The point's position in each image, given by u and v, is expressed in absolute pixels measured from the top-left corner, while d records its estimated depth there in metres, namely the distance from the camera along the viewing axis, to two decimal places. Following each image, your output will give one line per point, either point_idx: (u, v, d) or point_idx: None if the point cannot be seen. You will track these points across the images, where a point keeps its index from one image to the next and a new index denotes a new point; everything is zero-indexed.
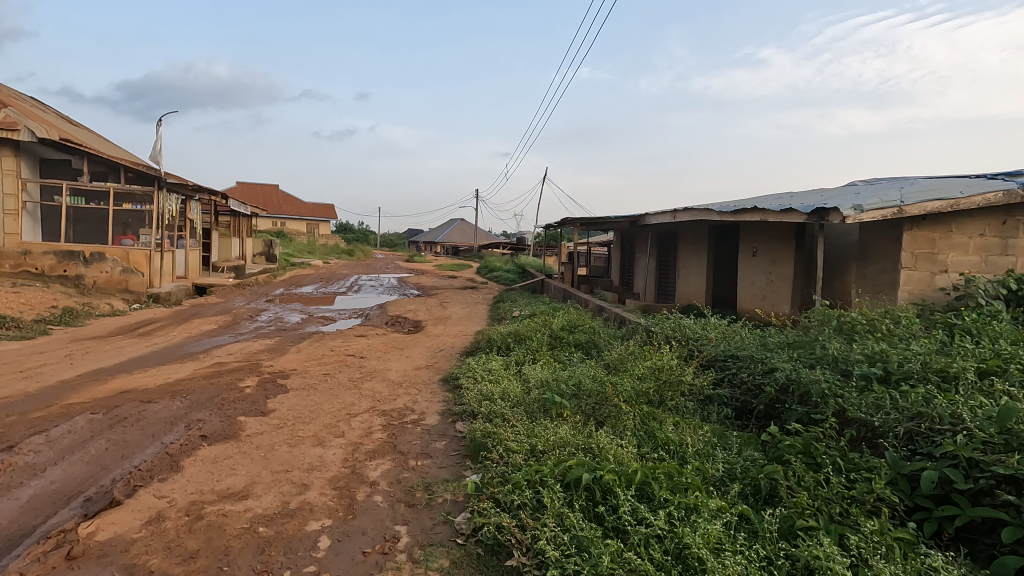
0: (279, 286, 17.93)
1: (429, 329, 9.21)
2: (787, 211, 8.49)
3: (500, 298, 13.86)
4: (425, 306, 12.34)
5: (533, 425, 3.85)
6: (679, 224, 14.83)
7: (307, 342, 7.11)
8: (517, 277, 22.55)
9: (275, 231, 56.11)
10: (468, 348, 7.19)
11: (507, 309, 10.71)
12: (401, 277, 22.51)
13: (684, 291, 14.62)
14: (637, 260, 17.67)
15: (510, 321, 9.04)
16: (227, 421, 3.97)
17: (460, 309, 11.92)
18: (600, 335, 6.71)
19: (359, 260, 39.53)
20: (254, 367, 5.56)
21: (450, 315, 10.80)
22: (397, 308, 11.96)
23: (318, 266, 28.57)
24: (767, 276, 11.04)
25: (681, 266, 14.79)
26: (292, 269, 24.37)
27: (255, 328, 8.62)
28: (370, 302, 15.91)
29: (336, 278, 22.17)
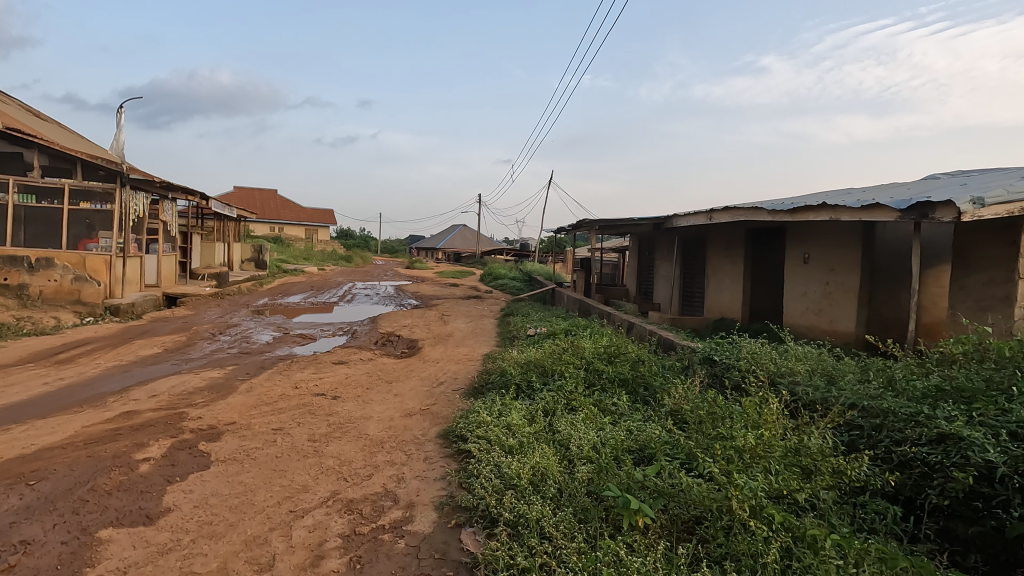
0: (264, 296, 16.32)
1: (427, 351, 7.56)
2: (870, 207, 6.88)
3: (509, 310, 12.21)
4: (423, 320, 10.69)
5: (598, 555, 2.25)
6: (709, 228, 13.27)
7: (266, 374, 5.48)
8: (523, 286, 20.88)
9: (272, 237, 54.59)
10: (477, 381, 5.60)
11: (520, 325, 9.07)
12: (399, 285, 20.87)
13: (715, 302, 13.02)
14: (657, 268, 16.07)
15: (528, 343, 7.43)
16: (72, 547, 2.34)
17: (463, 325, 10.26)
18: (651, 368, 5.13)
19: (356, 267, 37.98)
20: (176, 420, 3.93)
21: (451, 333, 9.12)
22: (389, 323, 10.31)
23: (312, 273, 26.95)
24: (823, 286, 9.47)
25: (711, 275, 13.19)
26: (282, 276, 22.75)
27: (211, 351, 6.99)
28: (363, 314, 14.25)
29: (328, 286, 20.57)
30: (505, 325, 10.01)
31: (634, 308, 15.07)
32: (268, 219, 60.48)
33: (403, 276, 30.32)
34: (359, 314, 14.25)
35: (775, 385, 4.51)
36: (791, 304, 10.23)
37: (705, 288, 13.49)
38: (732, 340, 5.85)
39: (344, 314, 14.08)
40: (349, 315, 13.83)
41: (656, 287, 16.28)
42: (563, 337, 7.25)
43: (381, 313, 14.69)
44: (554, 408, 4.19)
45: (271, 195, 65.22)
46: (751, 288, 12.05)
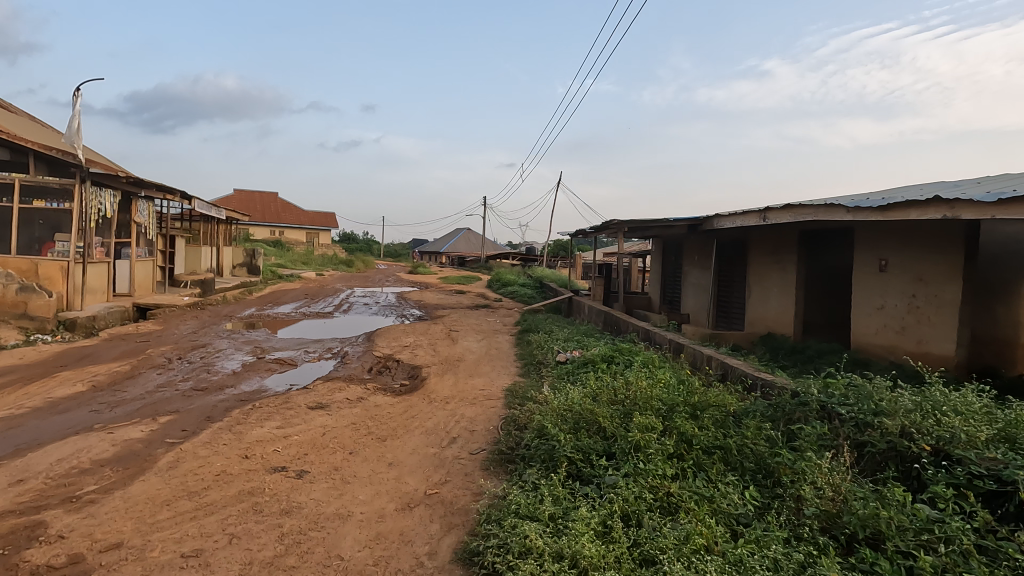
0: (251, 307, 14.85)
1: (432, 385, 5.98)
2: (1011, 203, 5.33)
3: (526, 324, 10.65)
4: (427, 337, 9.11)
5: None
6: (752, 230, 11.73)
7: (208, 431, 3.92)
8: (536, 294, 19.29)
9: (272, 241, 53.23)
10: (504, 439, 4.07)
11: (546, 347, 7.52)
12: (401, 293, 19.30)
13: (759, 315, 11.45)
14: (687, 275, 14.52)
15: (563, 375, 5.89)
16: None
17: (474, 344, 8.65)
18: (756, 427, 3.62)
19: (357, 272, 36.48)
20: (23, 541, 2.40)
21: (462, 357, 7.52)
22: (388, 342, 8.73)
23: (310, 279, 25.45)
24: (908, 299, 7.91)
25: (756, 283, 11.61)
26: (276, 282, 21.25)
27: (156, 386, 5.45)
28: (360, 328, 12.67)
29: (325, 293, 19.06)
30: (526, 344, 8.45)
31: (663, 320, 13.49)
32: (268, 222, 59.11)
33: (406, 282, 28.78)
34: (355, 327, 12.68)
35: (961, 467, 3.01)
36: (863, 319, 8.64)
37: (746, 298, 11.92)
38: (849, 379, 4.33)
39: (338, 328, 12.51)
40: (344, 328, 12.27)
41: (686, 296, 14.72)
42: (608, 369, 5.71)
43: (380, 326, 13.11)
44: (638, 510, 2.69)
45: (272, 197, 63.89)
46: (804, 298, 10.48)
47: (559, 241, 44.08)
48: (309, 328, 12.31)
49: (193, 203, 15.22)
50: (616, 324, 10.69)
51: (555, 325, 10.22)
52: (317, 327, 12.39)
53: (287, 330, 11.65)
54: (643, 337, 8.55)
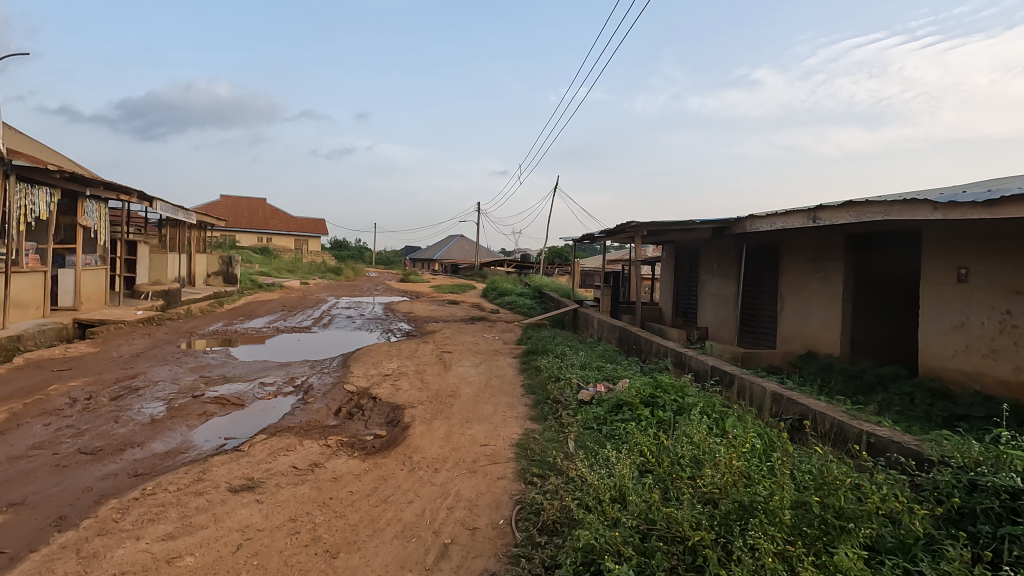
0: (219, 321, 13.33)
1: (415, 439, 4.43)
2: None
3: (530, 344, 9.13)
4: (413, 363, 7.55)
5: None
6: (785, 234, 10.33)
7: (42, 554, 2.42)
8: (536, 306, 17.75)
9: (258, 248, 51.48)
10: (526, 558, 2.59)
11: (563, 378, 6.01)
12: (389, 304, 17.69)
13: (797, 331, 10.02)
14: (708, 285, 13.07)
15: (594, 427, 4.41)
16: None
17: (471, 372, 7.09)
18: (952, 554, 2.14)
19: (346, 280, 34.89)
20: None
21: (455, 392, 5.97)
22: (365, 368, 7.16)
23: (292, 288, 23.76)
24: (1000, 317, 6.48)
25: (792, 294, 10.20)
26: (253, 292, 19.65)
27: (28, 449, 3.90)
28: (340, 347, 11.09)
29: (306, 304, 17.50)
30: (535, 372, 6.94)
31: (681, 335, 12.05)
32: (255, 229, 57.35)
33: (396, 291, 27.18)
34: (334, 347, 11.09)
35: None
36: (935, 338, 7.24)
37: (780, 312, 10.50)
38: None
39: (313, 347, 10.90)
40: (320, 348, 10.69)
41: (705, 309, 13.29)
42: (658, 418, 4.25)
43: (362, 345, 11.51)
44: None
45: (260, 204, 62.11)
46: (852, 312, 9.06)
47: (557, 248, 42.60)
48: (279, 348, 10.71)
49: (153, 204, 13.62)
50: (634, 342, 9.23)
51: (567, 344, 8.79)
52: (289, 347, 10.80)
53: (253, 352, 10.06)
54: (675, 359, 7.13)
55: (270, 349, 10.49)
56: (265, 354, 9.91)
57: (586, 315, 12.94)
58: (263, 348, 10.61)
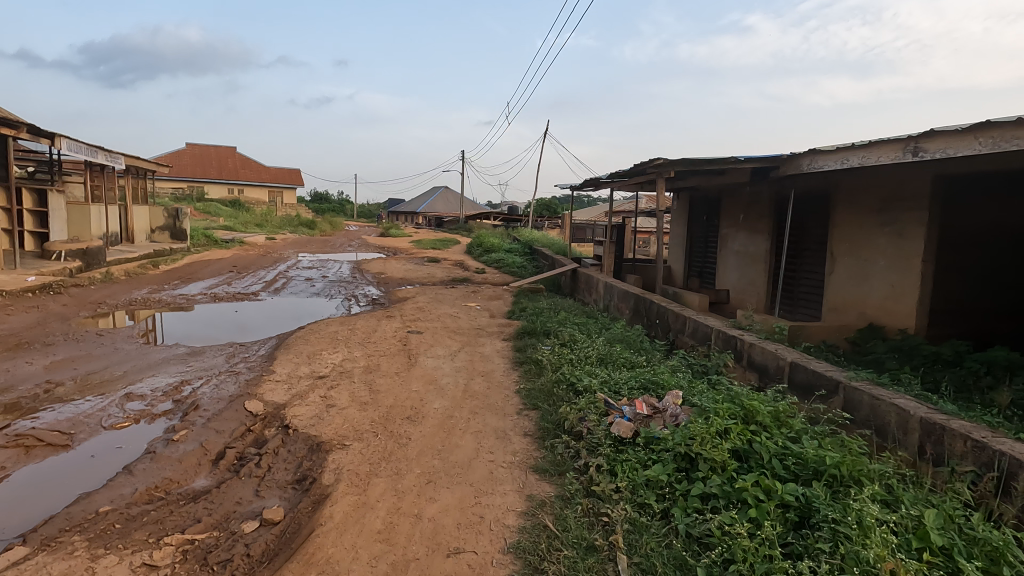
0: (147, 286, 11.05)
1: (325, 539, 2.40)
2: None
3: (526, 319, 7.08)
4: (364, 353, 5.45)
5: None
6: (846, 175, 8.20)
7: None
8: (527, 265, 15.62)
9: (228, 201, 48.31)
10: None
11: (580, 387, 4.03)
12: (359, 263, 15.42)
13: (853, 298, 8.09)
14: (738, 239, 11.07)
15: (653, 511, 2.48)
16: None
17: (445, 370, 5.01)
18: None
19: (319, 234, 32.42)
20: None
21: (416, 413, 3.90)
22: (294, 364, 5.05)
23: (254, 244, 21.26)
24: None
25: (847, 252, 8.23)
26: (204, 249, 17.25)
27: None
28: (288, 322, 8.92)
29: (263, 263, 15.22)
30: (537, 367, 4.96)
31: (703, 300, 10.10)
32: (225, 180, 53.86)
33: (373, 247, 24.79)
34: (281, 321, 8.93)
35: None
36: None
37: (829, 273, 8.55)
38: None
39: (253, 322, 8.72)
40: (260, 324, 8.50)
41: (730, 269, 11.36)
42: (772, 498, 2.34)
43: (318, 317, 9.36)
44: None
45: (229, 153, 58.11)
46: (933, 277, 7.12)
47: (546, 201, 40.07)
48: (213, 322, 8.59)
49: (55, 141, 11.05)
50: (655, 314, 7.25)
51: (574, 318, 6.82)
52: (222, 321, 8.59)
53: (173, 329, 7.86)
54: (727, 345, 5.28)
55: (196, 325, 8.27)
56: (187, 333, 7.72)
57: (588, 277, 10.94)
58: (187, 323, 8.40)
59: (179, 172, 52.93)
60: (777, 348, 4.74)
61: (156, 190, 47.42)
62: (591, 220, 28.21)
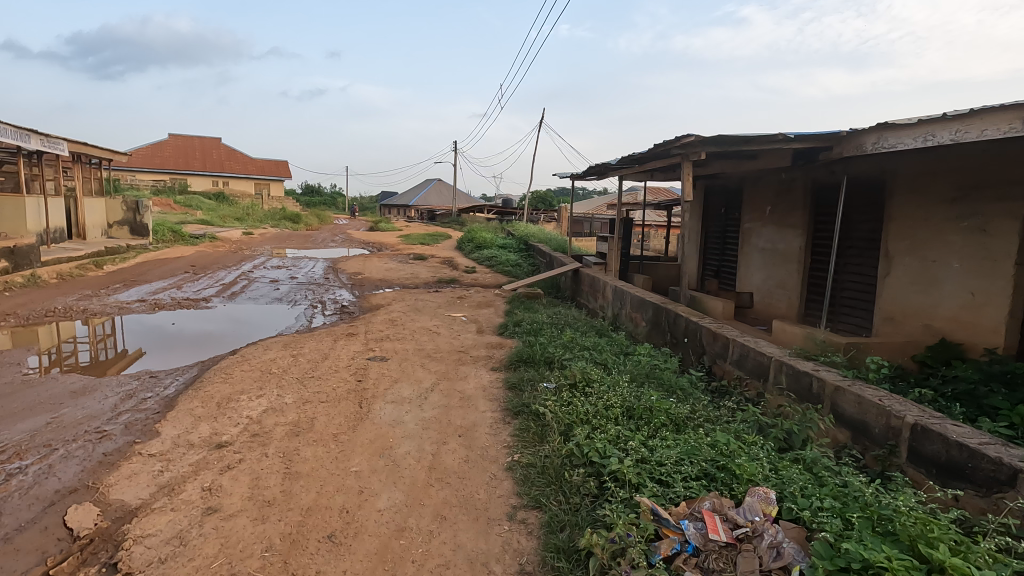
0: (80, 290, 9.52)
1: None
2: None
3: (522, 339, 5.62)
4: (300, 397, 3.95)
5: None
6: (909, 158, 6.76)
7: None
8: (522, 263, 14.15)
9: (212, 193, 46.50)
10: None
11: (608, 476, 2.63)
12: (335, 261, 13.88)
13: (917, 308, 6.66)
14: (766, 235, 9.66)
15: None
16: None
17: (408, 428, 3.54)
18: None
19: (303, 228, 30.84)
20: None
21: (345, 526, 2.43)
22: (192, 420, 3.54)
23: (226, 240, 19.64)
24: None
25: (907, 251, 6.80)
26: (166, 246, 15.67)
27: None
28: (235, 342, 7.36)
29: (228, 261, 13.65)
30: (539, 421, 3.53)
31: (727, 306, 8.68)
32: (209, 171, 51.98)
33: (357, 243, 23.23)
34: (227, 340, 7.38)
35: None
36: None
37: (882, 276, 7.13)
38: None
39: (193, 342, 7.18)
40: (199, 346, 6.97)
41: (756, 268, 9.95)
42: None
43: (277, 330, 7.97)
44: None
45: (213, 143, 56.10)
46: None
47: (541, 194, 38.54)
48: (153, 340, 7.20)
49: None
50: (682, 331, 5.83)
51: (582, 337, 5.42)
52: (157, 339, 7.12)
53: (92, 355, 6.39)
54: (795, 381, 3.92)
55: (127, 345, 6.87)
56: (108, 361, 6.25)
57: (593, 279, 9.53)
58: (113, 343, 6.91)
59: (160, 164, 50.99)
60: (879, 396, 3.36)
61: (134, 183, 45.53)
62: (589, 213, 26.76)
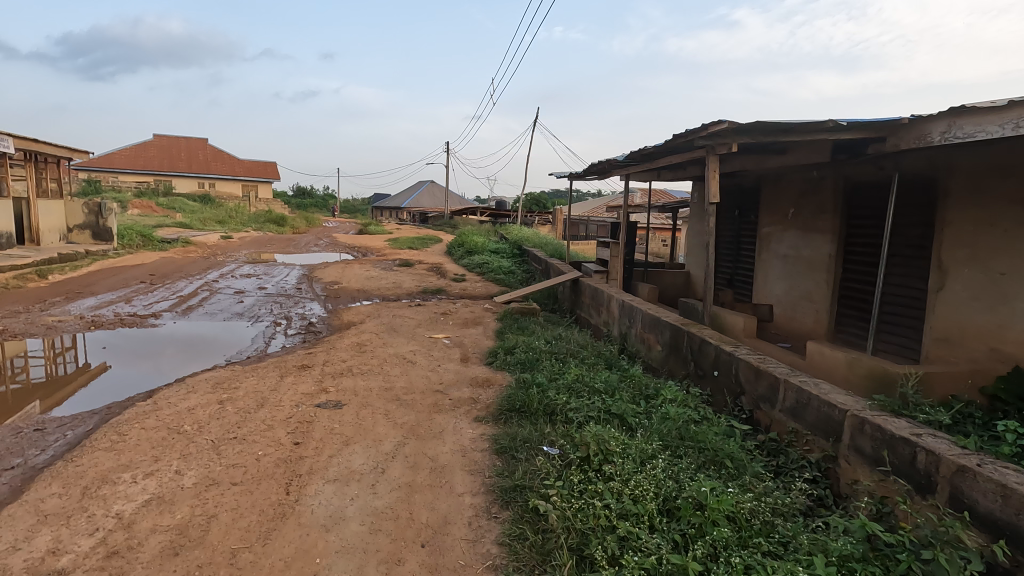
0: (14, 303, 8.36)
1: None
2: None
3: (516, 374, 4.55)
4: (205, 475, 2.84)
5: None
6: (969, 152, 5.72)
7: None
8: (516, 270, 13.10)
9: (197, 196, 45.21)
10: None
11: None
12: (313, 268, 12.78)
13: (981, 330, 5.60)
14: (788, 241, 8.64)
15: None
16: None
17: (347, 533, 2.45)
18: None
19: (288, 232, 29.71)
20: None
21: None
22: (34, 522, 2.44)
23: (202, 245, 18.50)
24: None
25: (966, 261, 5.74)
26: (131, 252, 14.51)
27: None
28: (181, 364, 6.29)
29: (195, 269, 12.52)
30: (539, 523, 2.46)
31: (748, 322, 7.66)
32: (195, 173, 50.68)
33: (342, 247, 22.12)
34: (177, 362, 6.36)
35: None
36: None
37: (934, 291, 6.08)
38: None
39: (140, 365, 6.19)
40: (143, 372, 5.98)
41: (778, 277, 8.93)
42: None
43: (235, 348, 6.93)
44: None
45: (199, 144, 54.79)
46: None
47: (536, 196, 37.56)
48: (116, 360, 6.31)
49: None
50: (711, 362, 4.78)
51: (590, 373, 4.36)
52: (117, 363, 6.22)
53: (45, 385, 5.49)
54: (889, 451, 2.88)
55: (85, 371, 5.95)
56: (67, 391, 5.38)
57: (594, 291, 8.48)
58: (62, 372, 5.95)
59: (144, 165, 49.66)
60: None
61: (116, 185, 44.17)
62: (586, 215, 25.75)
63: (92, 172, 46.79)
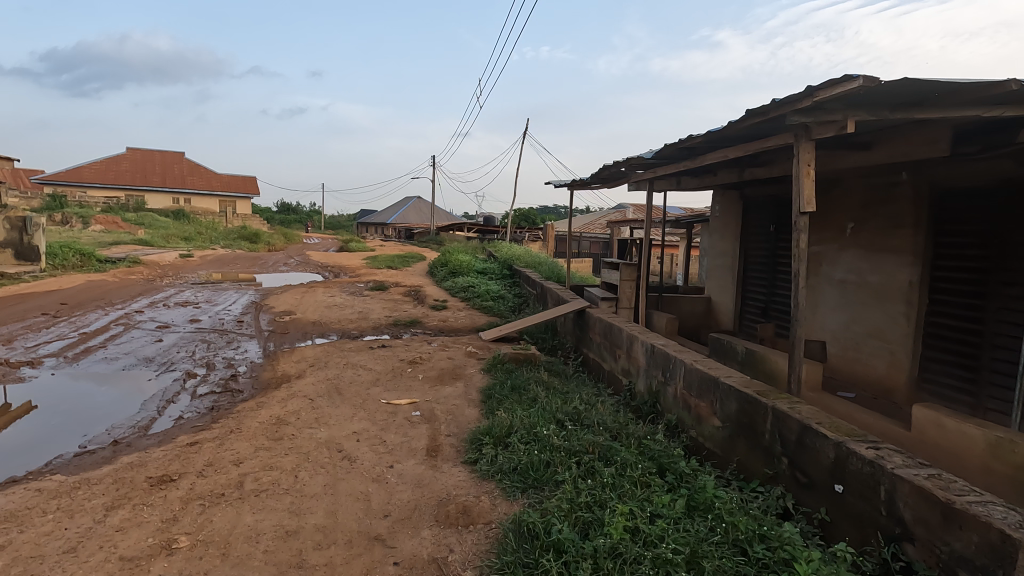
0: None
1: None
2: None
3: (520, 504, 2.69)
4: None
5: None
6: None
7: None
8: (506, 295, 11.27)
9: (169, 211, 42.93)
10: None
11: None
12: (266, 295, 10.81)
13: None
14: (848, 263, 6.89)
15: None
16: None
17: None
18: None
19: (260, 249, 27.64)
20: None
21: None
22: None
23: (151, 265, 16.45)
24: None
25: None
26: (56, 274, 12.38)
27: None
28: (39, 428, 4.34)
29: (123, 294, 10.48)
30: None
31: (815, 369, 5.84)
32: (169, 187, 48.41)
33: (314, 266, 20.15)
34: (31, 425, 4.41)
35: None
36: None
37: None
38: None
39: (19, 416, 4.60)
40: None
41: (833, 308, 7.16)
42: None
43: (122, 407, 4.95)
44: None
45: (175, 158, 52.64)
46: None
47: (524, 212, 36.05)
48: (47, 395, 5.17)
49: None
50: (828, 469, 2.98)
51: (644, 509, 2.53)
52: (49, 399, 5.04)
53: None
54: None
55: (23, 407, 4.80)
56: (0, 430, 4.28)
57: (605, 327, 6.65)
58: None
59: (115, 179, 47.33)
60: None
61: (83, 198, 41.71)
62: (578, 232, 24.18)
63: (57, 187, 44.41)
